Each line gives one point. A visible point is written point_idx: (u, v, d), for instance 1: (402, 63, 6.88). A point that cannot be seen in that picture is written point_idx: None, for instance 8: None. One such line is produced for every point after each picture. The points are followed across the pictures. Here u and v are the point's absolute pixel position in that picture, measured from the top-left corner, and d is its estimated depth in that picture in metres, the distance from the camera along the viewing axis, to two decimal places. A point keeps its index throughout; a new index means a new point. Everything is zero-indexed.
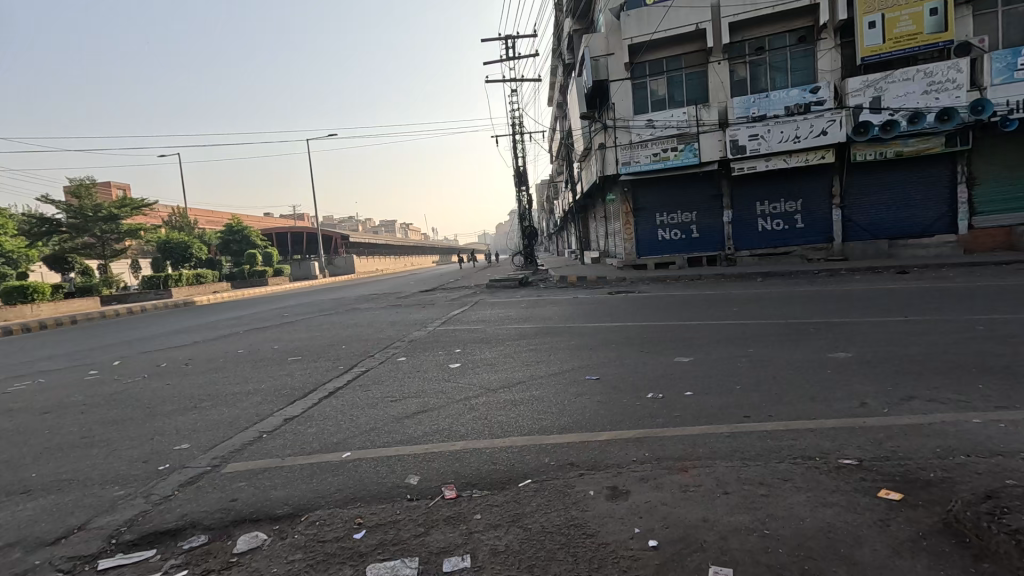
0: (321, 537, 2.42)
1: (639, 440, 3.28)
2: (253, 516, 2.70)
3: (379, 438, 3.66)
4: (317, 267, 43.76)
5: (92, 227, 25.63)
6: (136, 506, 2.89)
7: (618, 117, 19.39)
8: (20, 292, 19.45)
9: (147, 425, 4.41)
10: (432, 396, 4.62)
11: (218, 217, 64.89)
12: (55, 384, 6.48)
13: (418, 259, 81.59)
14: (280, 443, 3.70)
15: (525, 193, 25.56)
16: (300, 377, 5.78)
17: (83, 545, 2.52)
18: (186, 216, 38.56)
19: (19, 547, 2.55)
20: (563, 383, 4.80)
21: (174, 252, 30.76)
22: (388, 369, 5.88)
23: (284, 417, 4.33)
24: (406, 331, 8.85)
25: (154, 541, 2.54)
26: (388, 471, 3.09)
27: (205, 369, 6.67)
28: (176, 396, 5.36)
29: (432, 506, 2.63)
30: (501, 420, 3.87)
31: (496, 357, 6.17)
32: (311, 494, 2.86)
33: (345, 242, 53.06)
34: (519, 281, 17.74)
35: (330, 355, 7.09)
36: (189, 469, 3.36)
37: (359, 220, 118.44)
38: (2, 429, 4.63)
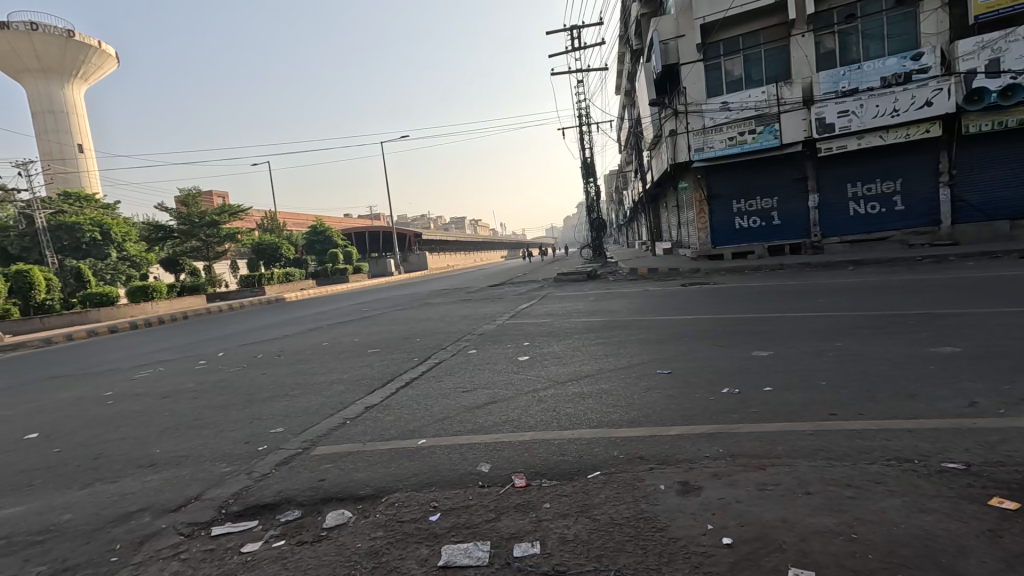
0: (400, 518, 2.58)
1: (713, 436, 3.18)
2: (340, 495, 2.92)
3: (452, 426, 3.82)
4: (392, 264, 45.88)
5: (198, 232, 28.58)
6: (240, 481, 3.23)
7: (690, 101, 18.60)
8: (142, 292, 22.01)
9: (247, 409, 4.88)
10: (501, 389, 4.73)
11: (304, 219, 69.97)
12: (171, 372, 7.34)
13: (487, 254, 82.86)
14: (363, 430, 3.96)
15: (593, 184, 25.21)
16: (378, 369, 6.12)
17: (198, 513, 2.86)
18: (276, 219, 41.83)
19: (148, 512, 2.93)
20: (632, 377, 4.73)
21: (266, 253, 33.68)
22: (459, 361, 6.09)
23: (365, 405, 4.62)
24: (476, 325, 9.08)
25: (257, 513, 2.83)
26: (461, 458, 3.22)
27: (295, 360, 7.25)
28: (271, 385, 5.88)
29: (502, 494, 2.71)
30: (569, 413, 3.88)
31: (564, 349, 6.20)
32: (389, 478, 3.05)
33: (418, 239, 55.15)
34: (587, 274, 17.59)
35: (406, 347, 7.46)
36: (284, 450, 3.69)
37: (430, 218, 122.12)
38: (131, 411, 5.31)
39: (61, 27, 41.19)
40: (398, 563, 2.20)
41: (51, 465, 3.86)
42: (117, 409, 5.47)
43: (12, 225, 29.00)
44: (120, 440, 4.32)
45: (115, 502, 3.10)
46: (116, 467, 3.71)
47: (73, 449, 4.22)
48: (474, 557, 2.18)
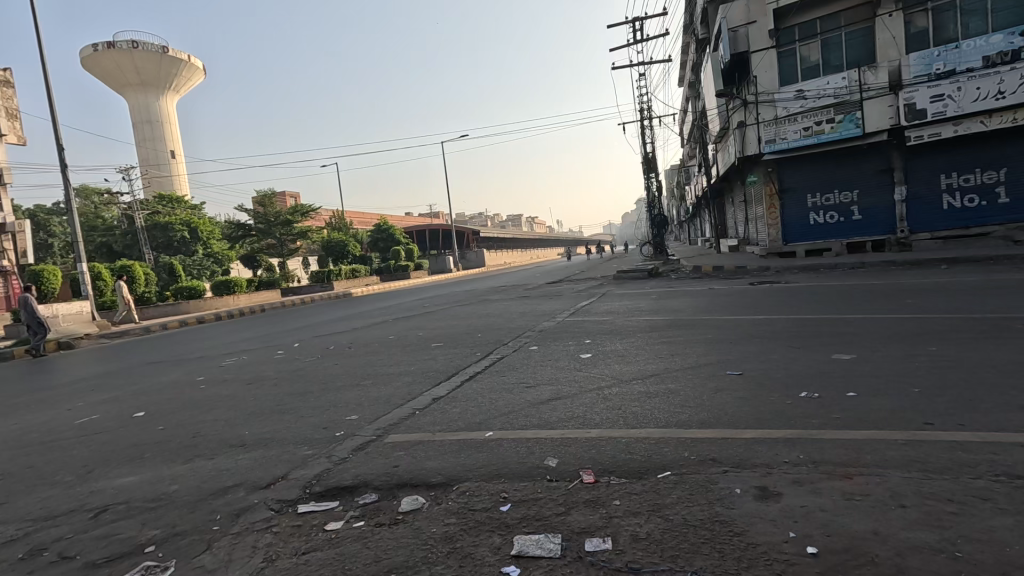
0: (471, 506, 2.66)
1: (791, 441, 3.04)
2: (413, 481, 3.05)
3: (518, 420, 3.88)
4: (451, 261, 46.93)
5: (274, 230, 30.42)
6: (322, 464, 3.44)
7: (760, 91, 17.75)
8: (225, 286, 23.78)
9: (323, 397, 5.18)
10: (564, 385, 4.73)
11: (369, 219, 73.02)
12: (254, 361, 7.91)
13: (545, 251, 82.82)
14: (431, 420, 4.09)
15: (654, 179, 24.56)
16: (443, 362, 6.29)
17: (286, 491, 3.08)
18: (343, 218, 43.86)
19: (242, 488, 3.19)
20: (701, 377, 4.60)
21: (335, 250, 35.40)
22: (521, 357, 6.15)
23: (432, 397, 4.77)
24: (536, 321, 9.14)
25: (337, 494, 3.00)
26: (528, 452, 3.26)
27: (365, 352, 7.60)
28: (344, 375, 6.20)
29: (571, 489, 2.72)
30: (636, 412, 3.83)
31: (627, 348, 6.11)
32: (459, 468, 3.15)
33: (476, 237, 56.03)
34: (648, 271, 17.18)
35: (468, 342, 7.62)
36: (360, 436, 3.89)
37: (488, 215, 123.64)
38: (221, 395, 5.78)
39: (157, 43, 45.28)
40: (472, 549, 2.27)
41: (157, 441, 4.28)
42: (209, 393, 5.97)
43: (116, 225, 32.25)
44: (214, 422, 4.71)
45: (214, 477, 3.40)
46: (211, 445, 4.05)
47: (175, 427, 4.65)
48: (546, 548, 2.22)
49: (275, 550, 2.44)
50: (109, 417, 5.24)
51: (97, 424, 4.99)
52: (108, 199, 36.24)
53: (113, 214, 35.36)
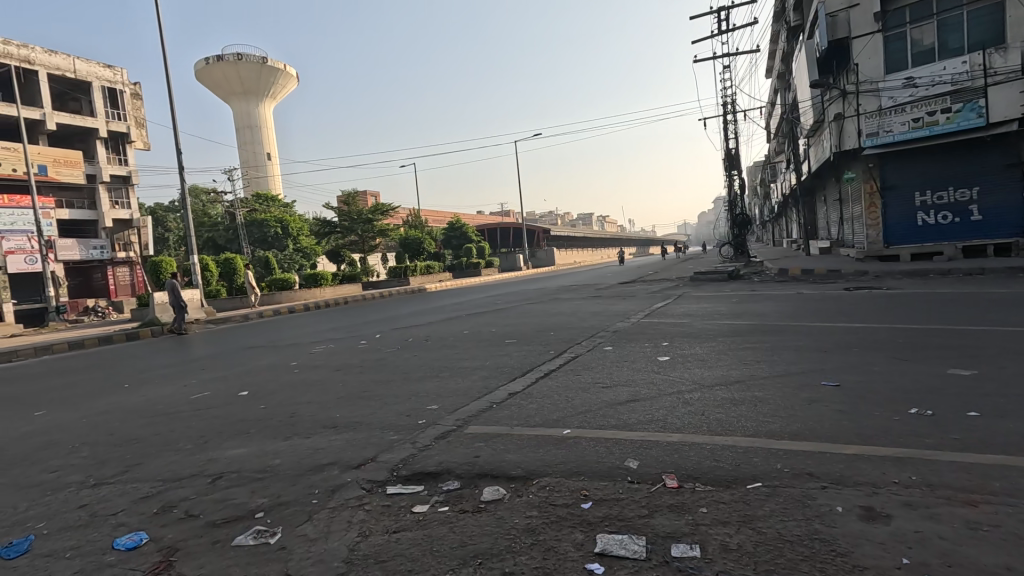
0: (552, 501, 2.69)
1: (899, 460, 2.79)
2: (493, 472, 3.12)
3: (596, 419, 3.88)
4: (521, 258, 47.34)
5: (357, 227, 32.32)
6: (407, 449, 3.62)
7: (862, 80, 16.37)
8: (313, 281, 25.42)
9: (405, 386, 5.43)
10: (641, 387, 4.64)
11: (443, 216, 75.31)
12: (339, 349, 8.42)
13: (616, 251, 81.12)
14: (509, 414, 4.17)
15: (736, 177, 23.32)
16: (517, 358, 6.37)
17: (376, 473, 3.27)
18: (419, 216, 45.61)
19: (336, 466, 3.42)
20: (791, 387, 4.32)
21: (411, 247, 37.02)
22: (596, 357, 6.09)
23: (509, 392, 4.86)
24: (610, 322, 8.99)
25: (422, 479, 3.14)
26: (607, 452, 3.24)
27: (442, 345, 7.88)
28: (423, 366, 6.45)
29: (653, 492, 2.67)
30: (720, 418, 3.68)
31: (708, 352, 5.87)
32: (539, 462, 3.18)
33: (546, 235, 56.05)
34: (728, 274, 16.36)
35: (541, 339, 7.65)
36: (441, 425, 4.05)
37: (558, 214, 123.27)
38: (312, 380, 6.22)
39: (259, 55, 49.26)
40: (555, 543, 2.30)
41: (260, 418, 4.69)
42: (302, 377, 6.45)
43: (221, 222, 35.55)
44: (307, 404, 5.07)
45: (311, 454, 3.68)
46: (307, 425, 4.38)
47: (275, 406, 5.08)
48: (631, 550, 2.19)
49: (368, 526, 2.60)
50: (219, 394, 5.81)
51: (209, 400, 5.54)
52: (214, 197, 39.88)
53: (218, 210, 38.87)
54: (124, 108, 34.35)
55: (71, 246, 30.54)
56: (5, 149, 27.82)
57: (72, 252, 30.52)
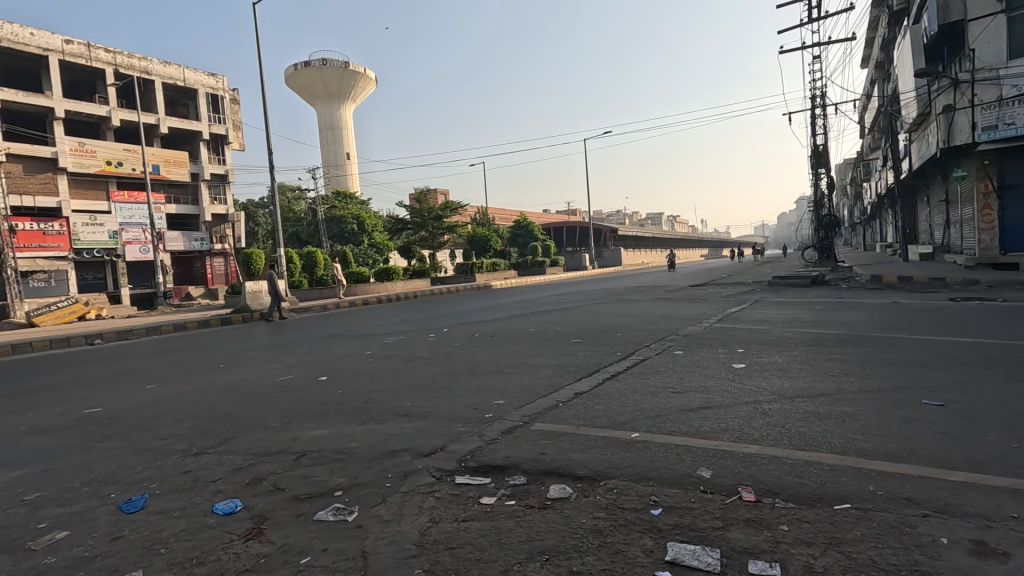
0: (620, 504, 2.64)
1: (1017, 493, 2.49)
2: (560, 470, 3.12)
3: (667, 424, 3.77)
4: (587, 258, 46.83)
5: (428, 225, 33.44)
6: (475, 441, 3.69)
7: (979, 67, 14.68)
8: (385, 275, 26.54)
9: (472, 380, 5.55)
10: (715, 394, 4.45)
11: (509, 214, 76.04)
12: (409, 341, 8.74)
13: (687, 251, 78.13)
14: (575, 413, 4.15)
15: (823, 175, 21.72)
16: (583, 358, 6.31)
17: (445, 462, 3.37)
18: (486, 214, 46.35)
19: (409, 453, 3.56)
20: (884, 403, 3.97)
21: (478, 244, 38.10)
22: (665, 360, 5.92)
23: (574, 391, 4.83)
24: (680, 325, 8.69)
25: (489, 472, 3.20)
26: (678, 458, 3.14)
27: (507, 342, 7.97)
28: (490, 361, 6.55)
29: (728, 504, 2.56)
30: (803, 432, 3.45)
31: (788, 362, 5.52)
32: (607, 464, 3.14)
33: (613, 235, 55.02)
34: (811, 279, 15.26)
35: (608, 340, 7.54)
36: (508, 420, 4.09)
37: (626, 214, 120.63)
38: (385, 369, 6.50)
39: (342, 60, 52.14)
40: (624, 547, 2.26)
41: (338, 403, 4.97)
42: (375, 365, 6.76)
43: (304, 218, 37.98)
44: (380, 392, 5.31)
45: (385, 439, 3.86)
46: (381, 412, 4.59)
47: (351, 392, 5.36)
48: (704, 561, 2.11)
49: (438, 513, 2.69)
50: (301, 378, 6.22)
51: (292, 383, 5.94)
52: (298, 194, 42.66)
53: (302, 206, 41.53)
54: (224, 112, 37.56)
55: (176, 237, 33.89)
56: (126, 150, 31.53)
57: (178, 243, 33.94)
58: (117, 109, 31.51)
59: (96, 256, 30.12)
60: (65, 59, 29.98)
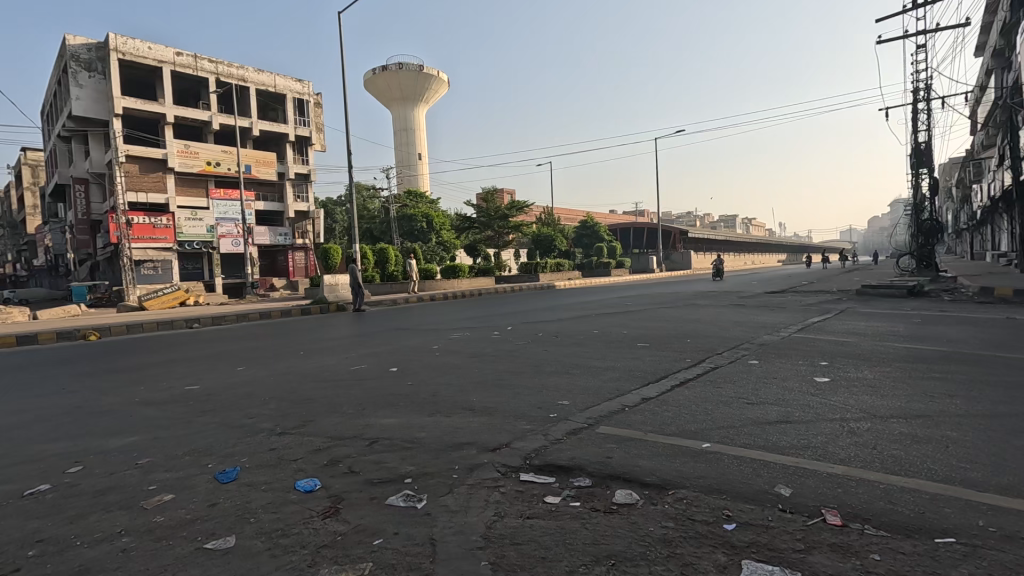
0: (690, 515, 2.55)
1: None
2: (626, 475, 3.06)
3: (742, 436, 3.59)
4: (654, 261, 45.48)
5: (494, 224, 33.96)
6: (539, 439, 3.71)
7: None
8: (452, 272, 27.16)
9: (536, 379, 5.58)
10: (794, 408, 4.18)
11: (575, 214, 75.38)
12: (474, 337, 8.92)
13: (764, 256, 73.86)
14: (642, 419, 4.05)
15: (926, 176, 19.68)
16: (650, 363, 6.14)
17: (510, 458, 3.40)
18: (552, 214, 46.28)
19: (475, 447, 3.64)
20: (995, 430, 3.55)
21: (543, 244, 38.76)
22: (739, 369, 5.63)
23: (641, 396, 4.71)
24: (755, 333, 8.22)
25: (553, 472, 3.19)
26: (754, 473, 2.98)
27: (571, 343, 7.91)
28: (554, 361, 6.54)
29: (810, 526, 2.40)
30: (897, 456, 3.16)
31: (880, 379, 5.07)
32: (676, 473, 3.05)
33: (683, 237, 53.05)
34: (908, 289, 13.90)
35: (676, 346, 7.29)
36: (572, 422, 4.07)
37: (697, 215, 115.99)
38: (451, 364, 6.66)
39: (417, 63, 54.00)
40: (694, 559, 2.18)
41: (407, 394, 5.17)
42: (442, 359, 6.95)
43: (377, 216, 39.76)
44: (446, 386, 5.46)
45: (452, 432, 3.97)
46: (448, 405, 4.72)
47: (419, 384, 5.55)
48: None
49: (503, 508, 2.72)
50: (374, 368, 6.53)
51: (366, 373, 6.25)
52: (373, 192, 44.63)
53: (375, 204, 43.38)
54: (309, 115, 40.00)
55: (263, 233, 36.53)
56: (223, 152, 34.32)
57: (264, 237, 36.61)
58: (217, 114, 34.35)
59: (195, 248, 33.12)
60: (176, 69, 33.19)
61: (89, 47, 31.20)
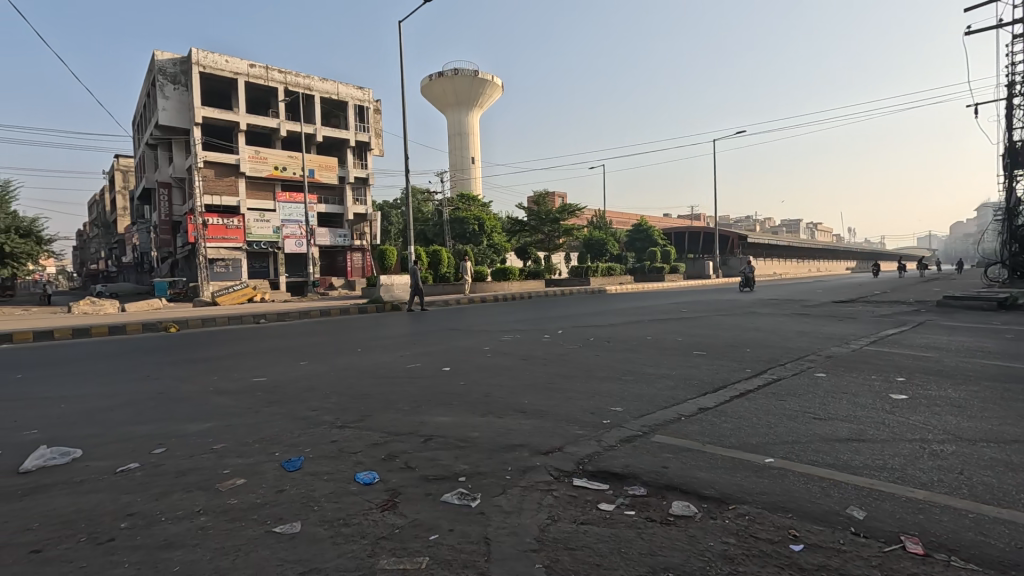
0: (753, 532, 2.45)
1: None
2: (683, 487, 2.97)
3: (808, 452, 3.41)
4: (710, 266, 43.95)
5: (544, 227, 34.21)
6: (592, 445, 3.67)
7: None
8: (502, 274, 27.34)
9: (588, 384, 5.52)
10: (867, 426, 3.92)
11: (627, 217, 74.05)
12: (524, 340, 8.94)
13: (829, 262, 69.71)
14: (700, 430, 3.92)
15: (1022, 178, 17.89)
16: (706, 372, 5.93)
17: (563, 462, 3.38)
18: (603, 217, 45.79)
19: (527, 449, 3.64)
20: None
21: (594, 248, 38.65)
22: (804, 383, 5.33)
23: (698, 406, 4.56)
24: (821, 345, 7.76)
25: (607, 478, 3.15)
26: (823, 492, 2.82)
27: (624, 349, 7.77)
28: (606, 367, 6.45)
29: (888, 553, 2.24)
30: (990, 483, 2.89)
31: (967, 398, 4.64)
32: (736, 487, 2.93)
33: (742, 242, 50.95)
34: (998, 302, 12.69)
35: (735, 355, 7.00)
36: (626, 429, 3.99)
37: (757, 219, 111.10)
38: (502, 366, 6.71)
39: (472, 69, 54.93)
40: None
41: (460, 393, 5.25)
42: (494, 361, 7.00)
43: (431, 218, 40.73)
44: (498, 387, 5.49)
45: (505, 433, 3.99)
46: (500, 406, 4.75)
47: (471, 385, 5.62)
48: None
49: (556, 511, 2.71)
50: (427, 367, 6.68)
51: (420, 371, 6.41)
52: (427, 196, 45.71)
53: (429, 207, 44.42)
54: (368, 121, 41.55)
55: (324, 234, 38.25)
56: (289, 157, 36.27)
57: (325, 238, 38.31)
58: (284, 121, 36.32)
59: (263, 248, 35.12)
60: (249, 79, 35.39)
61: (175, 61, 33.83)
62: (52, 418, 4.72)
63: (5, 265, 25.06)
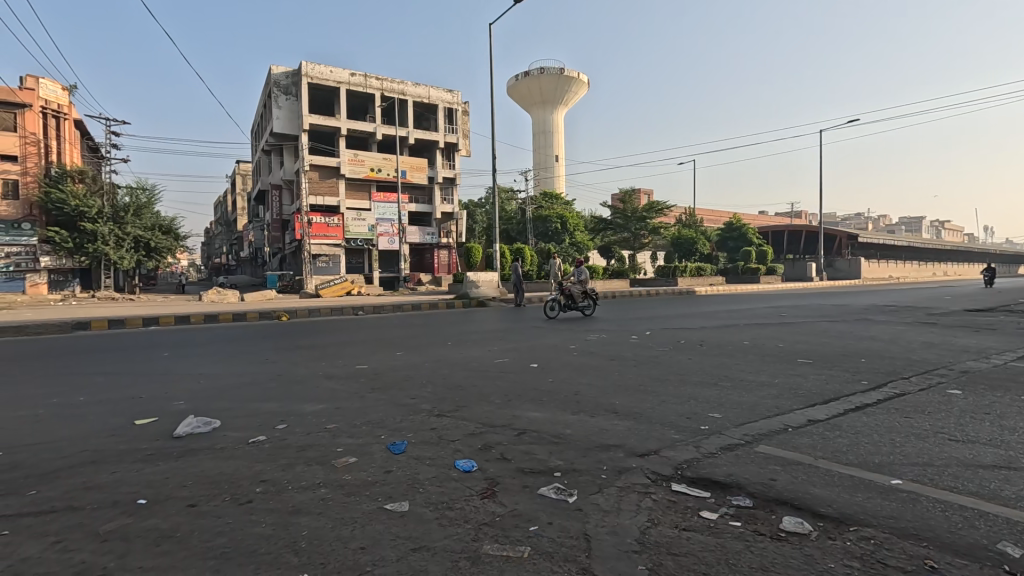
0: (881, 558, 2.24)
1: None
2: (795, 502, 2.78)
3: (945, 477, 3.05)
4: (813, 268, 40.43)
5: (630, 226, 33.59)
6: (691, 451, 3.54)
7: None
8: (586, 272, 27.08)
9: (681, 388, 5.32)
10: (1019, 452, 3.43)
11: (718, 216, 70.12)
12: (610, 340, 8.82)
13: (959, 266, 61.32)
14: (811, 444, 3.64)
15: None
16: (815, 382, 5.48)
17: (661, 466, 3.30)
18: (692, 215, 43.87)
19: (622, 450, 3.60)
20: None
21: (683, 248, 37.14)
22: (934, 399, 4.75)
23: (808, 418, 4.24)
24: (954, 358, 6.87)
25: (708, 486, 3.02)
26: (964, 523, 2.51)
27: (719, 353, 7.40)
28: (700, 371, 6.18)
29: None
30: None
31: None
32: (858, 507, 2.69)
33: (851, 242, 46.24)
34: None
35: (848, 366, 6.41)
36: (727, 436, 3.82)
37: (869, 218, 100.28)
38: (590, 365, 6.68)
39: (558, 67, 54.91)
40: None
41: (549, 390, 5.29)
42: (581, 360, 7.00)
43: (514, 216, 41.24)
44: (587, 386, 5.47)
45: (599, 432, 3.97)
46: (591, 405, 4.73)
47: (560, 382, 5.65)
48: None
49: (655, 515, 2.65)
50: (516, 363, 6.80)
51: (509, 366, 6.54)
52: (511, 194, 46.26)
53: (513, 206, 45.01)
54: (456, 123, 42.99)
55: (414, 232, 40.16)
56: (383, 159, 38.68)
57: (415, 236, 40.18)
58: (380, 126, 38.57)
59: (359, 245, 37.57)
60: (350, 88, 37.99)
61: (287, 74, 37.16)
62: (194, 391, 5.41)
63: (150, 258, 28.97)
